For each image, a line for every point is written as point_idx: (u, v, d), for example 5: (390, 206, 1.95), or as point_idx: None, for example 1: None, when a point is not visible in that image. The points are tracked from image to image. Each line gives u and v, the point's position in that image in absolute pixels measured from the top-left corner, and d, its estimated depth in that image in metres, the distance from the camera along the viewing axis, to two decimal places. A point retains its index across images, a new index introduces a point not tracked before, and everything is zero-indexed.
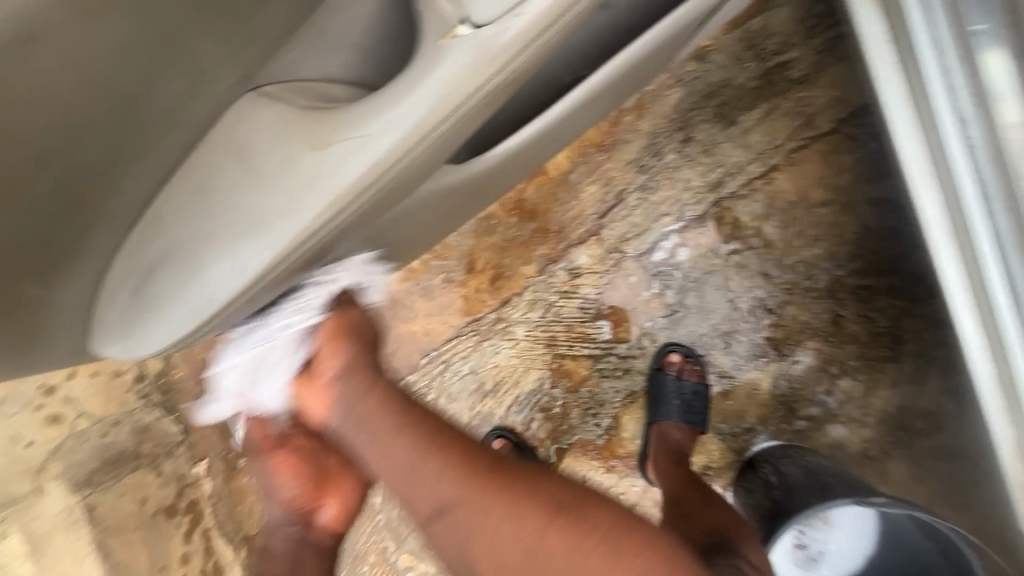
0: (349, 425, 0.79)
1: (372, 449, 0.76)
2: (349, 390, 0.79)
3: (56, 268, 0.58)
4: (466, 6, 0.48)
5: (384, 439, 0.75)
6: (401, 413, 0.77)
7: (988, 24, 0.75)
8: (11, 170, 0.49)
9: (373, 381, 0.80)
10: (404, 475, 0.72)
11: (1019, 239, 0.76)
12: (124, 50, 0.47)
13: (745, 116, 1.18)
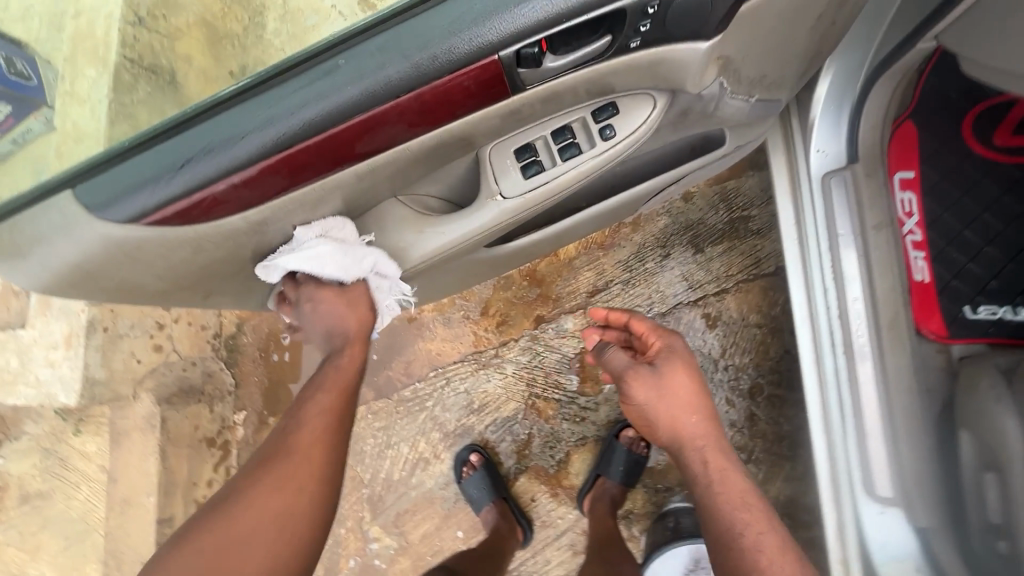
0: (693, 415, 0.93)
1: (673, 433, 0.93)
2: (663, 388, 0.94)
3: (245, 278, 0.83)
4: (501, 182, 0.76)
5: (696, 437, 0.92)
6: (703, 416, 0.93)
7: (847, 230, 1.12)
8: (244, 242, 0.72)
9: (692, 395, 0.94)
10: (700, 467, 0.90)
11: (849, 378, 1.08)
12: (342, 197, 0.70)
13: (711, 247, 1.57)
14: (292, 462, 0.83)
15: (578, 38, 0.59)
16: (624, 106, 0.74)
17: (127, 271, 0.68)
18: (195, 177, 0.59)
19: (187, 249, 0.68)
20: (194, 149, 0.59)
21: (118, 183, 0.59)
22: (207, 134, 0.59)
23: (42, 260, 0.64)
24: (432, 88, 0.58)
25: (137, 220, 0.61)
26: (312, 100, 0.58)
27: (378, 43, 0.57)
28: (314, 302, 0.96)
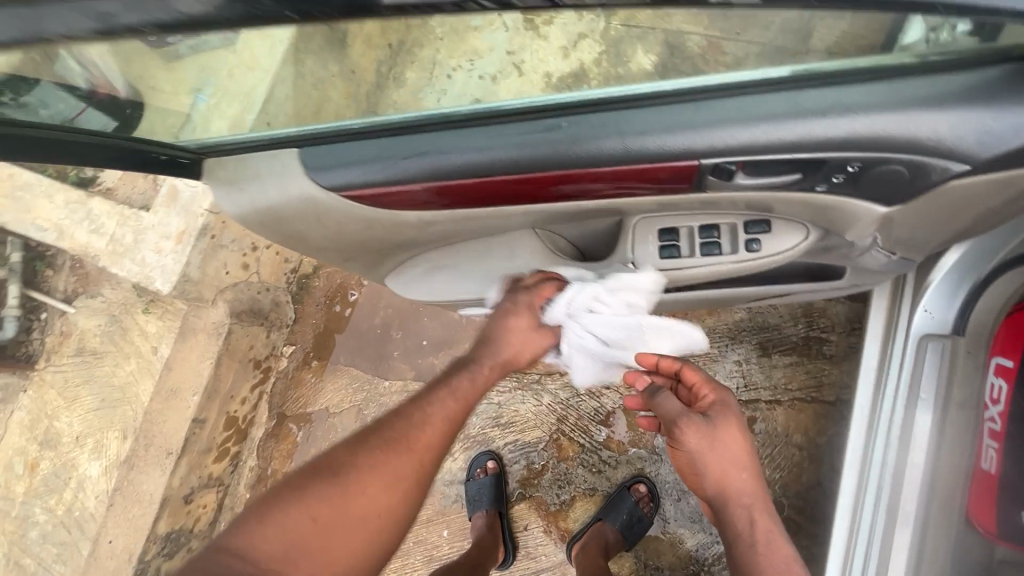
0: (713, 460, 0.89)
1: (717, 487, 0.89)
2: (706, 436, 0.89)
3: (387, 256, 0.94)
4: (635, 254, 0.84)
5: (730, 490, 0.88)
6: (742, 471, 0.89)
7: (928, 396, 1.13)
8: (405, 228, 0.83)
9: (720, 435, 0.90)
10: (736, 523, 0.86)
11: (880, 535, 1.12)
12: (505, 217, 0.80)
13: (778, 356, 1.58)
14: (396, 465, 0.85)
15: (775, 168, 0.64)
16: (779, 228, 0.78)
17: (311, 224, 0.80)
18: (396, 175, 0.71)
19: (363, 220, 0.79)
20: (403, 153, 0.70)
21: (337, 160, 0.71)
22: (416, 144, 0.69)
23: (252, 196, 0.76)
24: (626, 168, 0.66)
25: (340, 189, 0.73)
26: (515, 146, 0.67)
27: (593, 120, 0.65)
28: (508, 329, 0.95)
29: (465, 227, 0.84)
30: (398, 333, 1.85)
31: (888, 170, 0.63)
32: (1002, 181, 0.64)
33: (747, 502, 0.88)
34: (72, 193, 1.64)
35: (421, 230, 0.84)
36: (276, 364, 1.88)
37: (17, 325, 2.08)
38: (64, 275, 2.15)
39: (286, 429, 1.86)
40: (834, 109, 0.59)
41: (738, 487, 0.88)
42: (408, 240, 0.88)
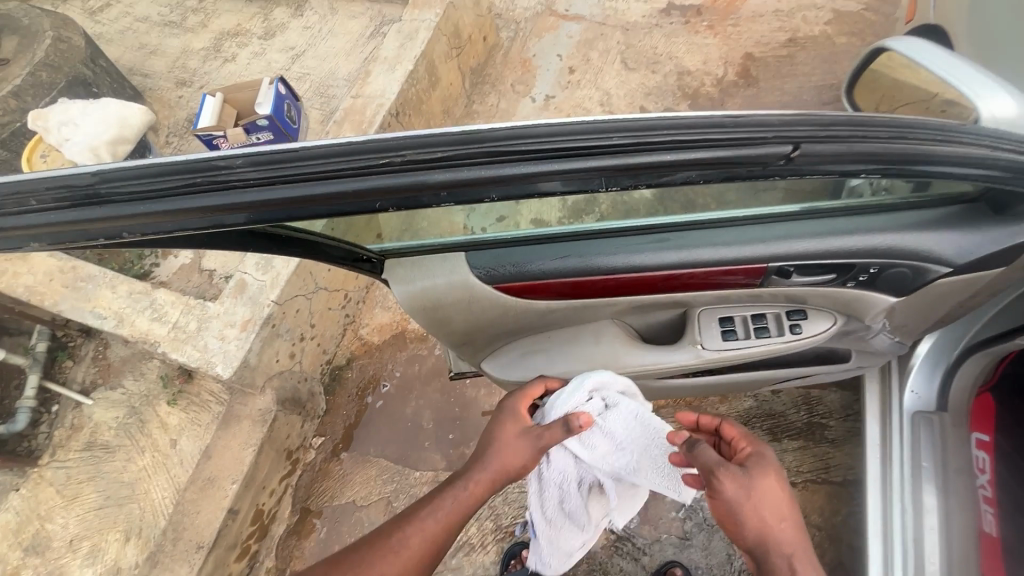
0: (751, 507, 0.91)
1: (754, 531, 0.91)
2: (741, 484, 0.92)
3: (492, 342, 1.08)
4: (703, 336, 1.04)
5: (778, 538, 0.90)
6: (787, 517, 0.92)
7: (929, 464, 1.32)
8: (531, 316, 0.97)
9: (764, 481, 0.93)
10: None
11: None
12: (612, 306, 0.98)
13: (788, 441, 1.74)
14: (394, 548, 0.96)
15: (819, 270, 0.88)
16: (813, 314, 1.02)
17: (463, 312, 0.92)
18: (543, 272, 0.88)
19: (501, 309, 0.93)
20: (550, 256, 0.87)
21: (498, 259, 0.87)
22: (561, 249, 0.87)
23: (420, 286, 0.87)
24: (718, 266, 0.88)
25: (496, 283, 0.88)
26: (635, 252, 0.87)
27: (692, 232, 0.87)
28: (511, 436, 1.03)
29: (575, 316, 1.01)
30: (430, 423, 1.92)
31: (897, 271, 0.88)
32: (967, 281, 0.91)
33: (787, 546, 0.89)
34: (136, 284, 1.76)
35: (537, 320, 1.00)
36: (304, 456, 1.90)
37: (29, 417, 2.03)
38: (84, 365, 2.15)
39: (309, 525, 1.82)
40: (858, 231, 0.84)
41: (785, 532, 0.90)
42: (521, 328, 1.02)
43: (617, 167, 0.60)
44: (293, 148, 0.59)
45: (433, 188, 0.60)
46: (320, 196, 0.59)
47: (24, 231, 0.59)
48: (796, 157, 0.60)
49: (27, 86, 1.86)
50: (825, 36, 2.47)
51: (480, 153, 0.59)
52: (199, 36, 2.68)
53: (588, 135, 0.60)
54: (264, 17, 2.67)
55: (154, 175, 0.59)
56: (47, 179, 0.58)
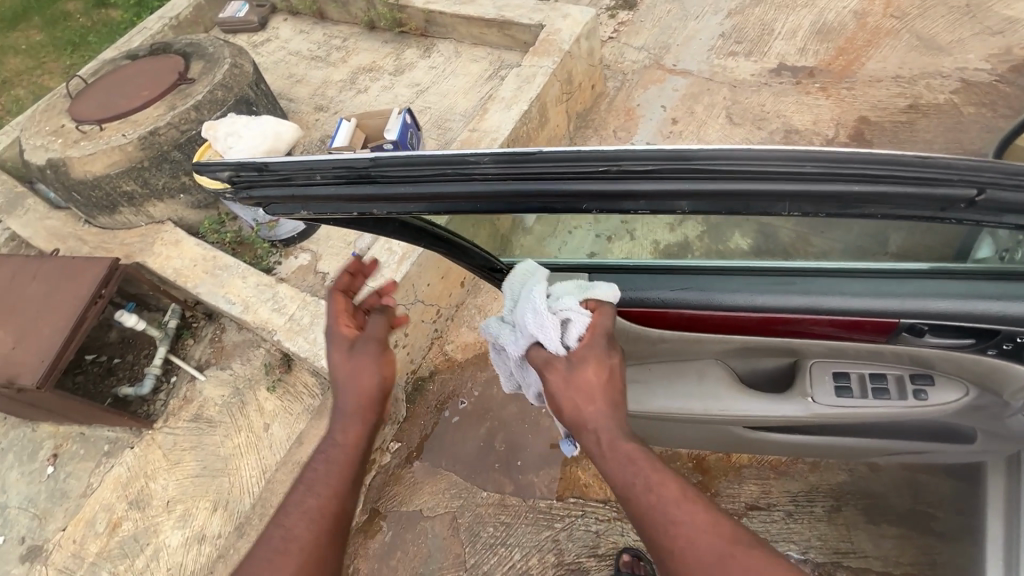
0: (560, 387, 0.86)
1: (573, 415, 0.86)
2: (556, 374, 0.87)
3: None
4: (813, 389, 1.00)
5: (607, 423, 0.84)
6: (607, 397, 0.85)
7: None
8: (639, 342, 1.00)
9: (579, 359, 0.86)
10: (623, 468, 0.80)
11: None
12: (723, 344, 0.98)
13: (886, 526, 1.59)
14: (299, 513, 0.87)
15: (955, 332, 0.84)
16: (941, 382, 0.95)
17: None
18: (661, 301, 0.93)
19: (613, 331, 0.97)
20: (669, 286, 0.93)
21: (620, 283, 0.96)
22: (681, 281, 0.93)
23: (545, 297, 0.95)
24: (843, 316, 0.86)
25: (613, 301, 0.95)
26: (757, 294, 0.89)
27: (820, 280, 0.88)
28: (359, 362, 0.97)
29: (682, 350, 1.02)
30: (502, 445, 1.95)
31: None
32: None
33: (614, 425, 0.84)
34: (263, 277, 1.97)
35: (644, 349, 1.02)
36: (380, 458, 1.99)
37: (152, 383, 2.28)
38: (202, 344, 2.40)
39: (376, 526, 1.88)
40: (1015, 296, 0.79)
41: (603, 405, 0.85)
42: (627, 353, 1.04)
43: (809, 195, 0.60)
44: (532, 150, 0.63)
45: (636, 198, 0.64)
46: (537, 194, 0.65)
47: (306, 200, 0.72)
48: (979, 202, 0.59)
49: (206, 101, 2.20)
50: (951, 104, 2.37)
51: (687, 171, 0.61)
52: (339, 70, 3.04)
53: (782, 161, 0.60)
54: (396, 56, 2.99)
55: (412, 163, 0.66)
56: (332, 160, 0.67)
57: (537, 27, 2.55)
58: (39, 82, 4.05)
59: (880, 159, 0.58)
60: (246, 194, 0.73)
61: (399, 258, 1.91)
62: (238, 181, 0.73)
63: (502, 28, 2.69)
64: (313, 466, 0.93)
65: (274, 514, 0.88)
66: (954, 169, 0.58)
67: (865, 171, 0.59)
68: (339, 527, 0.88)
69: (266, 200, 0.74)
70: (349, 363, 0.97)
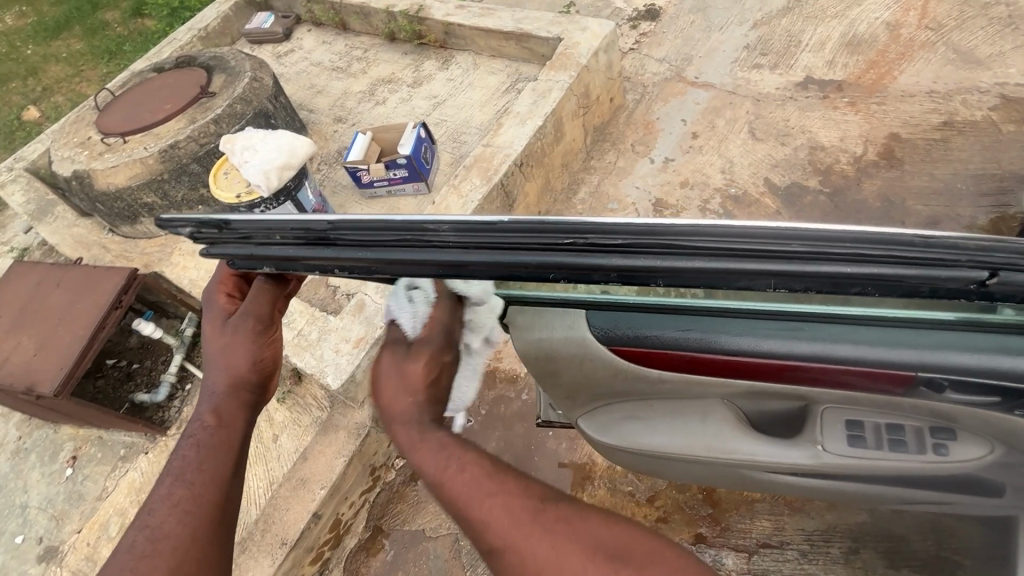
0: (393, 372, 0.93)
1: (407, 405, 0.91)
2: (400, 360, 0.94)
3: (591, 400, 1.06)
4: (823, 436, 0.94)
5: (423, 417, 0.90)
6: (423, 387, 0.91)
7: None
8: (638, 384, 0.95)
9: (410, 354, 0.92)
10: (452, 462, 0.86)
11: None
12: (727, 388, 0.93)
13: (908, 572, 1.50)
14: (167, 507, 0.91)
15: (978, 390, 0.77)
16: (964, 437, 0.88)
17: (576, 369, 0.93)
18: (662, 343, 0.88)
19: (610, 372, 0.92)
20: (671, 327, 0.88)
21: (617, 322, 0.89)
22: (683, 322, 0.87)
23: (539, 338, 0.90)
24: (856, 368, 0.81)
25: (611, 342, 0.89)
26: (765, 340, 0.84)
27: (830, 327, 0.81)
28: (229, 342, 1.00)
29: (683, 391, 0.97)
30: None
31: None
32: None
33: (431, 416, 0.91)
34: None
35: (643, 390, 0.97)
36: (385, 475, 1.97)
37: (168, 390, 2.32)
38: None
39: (378, 544, 1.86)
40: None
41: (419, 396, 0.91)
42: (625, 392, 0.99)
43: (793, 275, 0.58)
44: (495, 220, 0.64)
45: (604, 271, 0.62)
46: (506, 264, 0.65)
47: (265, 258, 0.73)
48: (991, 285, 0.54)
49: (225, 115, 2.23)
50: (989, 121, 2.25)
51: (660, 246, 0.61)
52: (359, 81, 3.07)
53: (770, 240, 0.58)
54: (415, 68, 3.00)
55: (376, 228, 0.67)
56: (289, 222, 0.69)
57: (555, 40, 2.53)
58: (77, 89, 4.20)
59: (860, 235, 0.57)
60: (211, 250, 0.74)
61: None
62: (200, 237, 0.75)
63: (520, 40, 2.67)
64: (186, 451, 0.96)
65: (139, 513, 0.91)
66: (947, 247, 0.55)
67: (846, 249, 0.57)
68: (216, 512, 0.92)
69: (231, 257, 0.75)
70: (221, 342, 1.01)
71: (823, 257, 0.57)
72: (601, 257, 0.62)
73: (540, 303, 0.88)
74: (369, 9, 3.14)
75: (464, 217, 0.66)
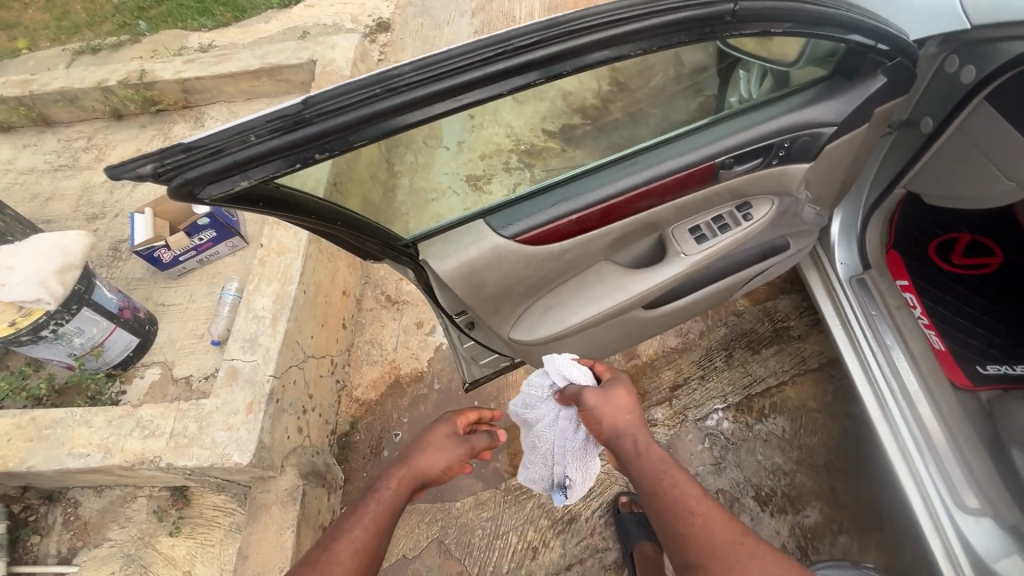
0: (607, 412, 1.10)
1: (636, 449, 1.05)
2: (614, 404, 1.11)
3: (514, 307, 1.17)
4: (683, 246, 1.21)
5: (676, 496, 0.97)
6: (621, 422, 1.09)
7: (880, 312, 1.56)
8: (545, 267, 1.09)
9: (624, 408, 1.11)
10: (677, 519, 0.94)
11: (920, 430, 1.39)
12: (608, 240, 1.14)
13: (766, 350, 1.97)
14: (357, 526, 1.15)
15: (750, 156, 1.08)
16: (756, 202, 1.22)
17: (495, 274, 1.04)
18: (551, 217, 1.02)
19: (522, 263, 1.05)
20: (550, 203, 1.03)
21: (512, 218, 1.02)
22: (557, 196, 1.04)
23: (455, 257, 0.99)
24: (682, 173, 1.05)
25: (515, 236, 1.01)
26: (617, 181, 1.04)
27: (654, 154, 1.07)
28: (437, 440, 1.36)
29: (577, 260, 1.14)
30: None
31: (804, 139, 1.09)
32: (849, 142, 1.17)
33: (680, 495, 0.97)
34: (114, 410, 1.67)
35: (553, 274, 1.13)
36: None
37: None
38: (54, 534, 1.89)
39: None
40: (769, 117, 1.07)
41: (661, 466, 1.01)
42: (537, 282, 1.13)
43: (653, 27, 0.78)
44: (443, 50, 0.73)
45: (533, 65, 0.74)
46: (456, 89, 0.73)
47: (245, 166, 0.69)
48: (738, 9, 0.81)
49: None
50: None
51: (561, 34, 0.74)
52: (99, 171, 2.64)
53: (621, 11, 0.77)
54: (164, 136, 2.71)
55: (344, 92, 0.71)
56: (264, 115, 0.69)
57: (309, 64, 2.54)
58: None
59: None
60: (175, 181, 0.67)
61: (271, 321, 1.78)
62: (161, 176, 0.67)
63: (273, 75, 2.61)
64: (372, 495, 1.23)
65: (338, 524, 1.16)
66: None
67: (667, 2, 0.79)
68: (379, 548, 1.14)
69: (194, 187, 0.68)
70: (432, 444, 1.36)
71: (652, 14, 0.78)
72: (528, 52, 0.73)
73: (442, 231, 1.01)
74: (74, 91, 2.71)
75: (419, 60, 0.73)
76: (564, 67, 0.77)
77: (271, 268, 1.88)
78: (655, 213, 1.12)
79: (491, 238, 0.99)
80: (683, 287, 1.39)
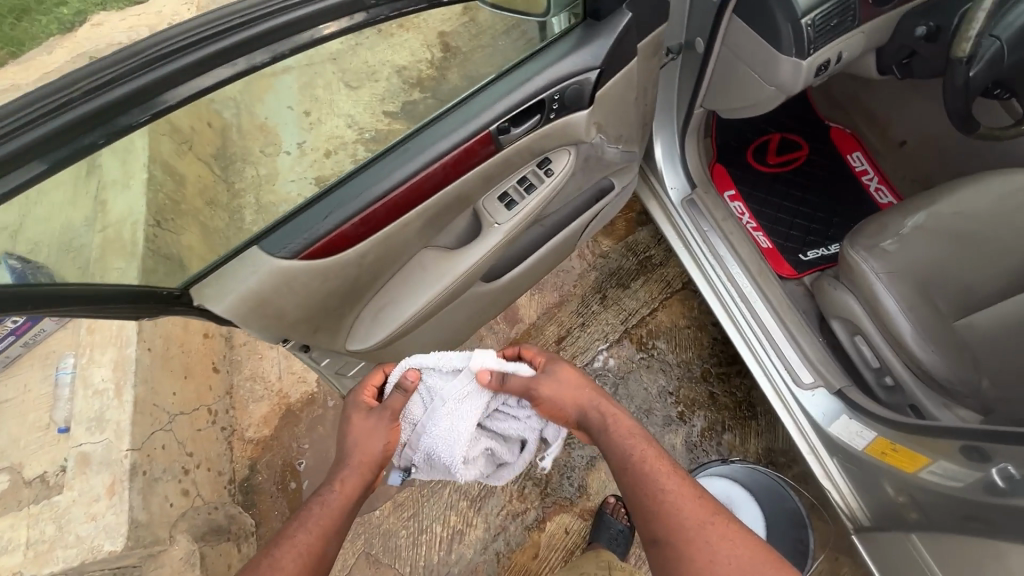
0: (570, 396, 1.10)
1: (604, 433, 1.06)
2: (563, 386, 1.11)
3: (336, 321, 1.13)
4: (495, 216, 1.21)
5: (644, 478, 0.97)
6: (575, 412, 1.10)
7: (711, 226, 1.65)
8: (349, 275, 1.05)
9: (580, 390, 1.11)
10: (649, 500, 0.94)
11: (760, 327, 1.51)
12: (411, 231, 1.10)
13: (634, 282, 2.06)
14: (290, 541, 0.95)
15: (523, 117, 1.08)
16: (554, 157, 1.24)
17: (290, 296, 0.98)
18: (331, 224, 0.97)
19: (319, 278, 1.00)
20: (327, 212, 0.97)
21: (290, 236, 0.96)
22: (333, 203, 0.99)
23: (235, 292, 0.92)
24: (456, 150, 1.03)
25: (297, 253, 0.95)
26: (393, 172, 1.01)
27: (424, 137, 1.04)
28: (366, 421, 1.09)
29: (385, 258, 1.10)
30: None
31: (571, 90, 1.10)
32: (624, 80, 1.20)
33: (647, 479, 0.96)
34: None
35: (365, 278, 1.10)
36: None
37: None
38: None
39: None
40: (530, 75, 1.07)
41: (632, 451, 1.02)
42: (348, 290, 1.08)
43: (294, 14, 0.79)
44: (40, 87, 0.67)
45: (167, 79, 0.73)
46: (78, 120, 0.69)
47: None
48: None
49: None
50: None
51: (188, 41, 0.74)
52: None
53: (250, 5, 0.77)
54: None
55: None
56: None
57: None
58: None
59: None
60: None
61: (115, 392, 1.64)
62: None
63: None
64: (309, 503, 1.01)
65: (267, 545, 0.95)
66: None
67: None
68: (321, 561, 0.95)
69: None
70: (364, 426, 1.08)
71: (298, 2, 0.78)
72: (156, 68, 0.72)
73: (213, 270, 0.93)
74: None
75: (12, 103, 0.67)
76: (180, 91, 0.75)
77: (103, 334, 1.72)
78: (450, 193, 1.10)
79: (269, 262, 0.93)
80: (519, 251, 1.41)
